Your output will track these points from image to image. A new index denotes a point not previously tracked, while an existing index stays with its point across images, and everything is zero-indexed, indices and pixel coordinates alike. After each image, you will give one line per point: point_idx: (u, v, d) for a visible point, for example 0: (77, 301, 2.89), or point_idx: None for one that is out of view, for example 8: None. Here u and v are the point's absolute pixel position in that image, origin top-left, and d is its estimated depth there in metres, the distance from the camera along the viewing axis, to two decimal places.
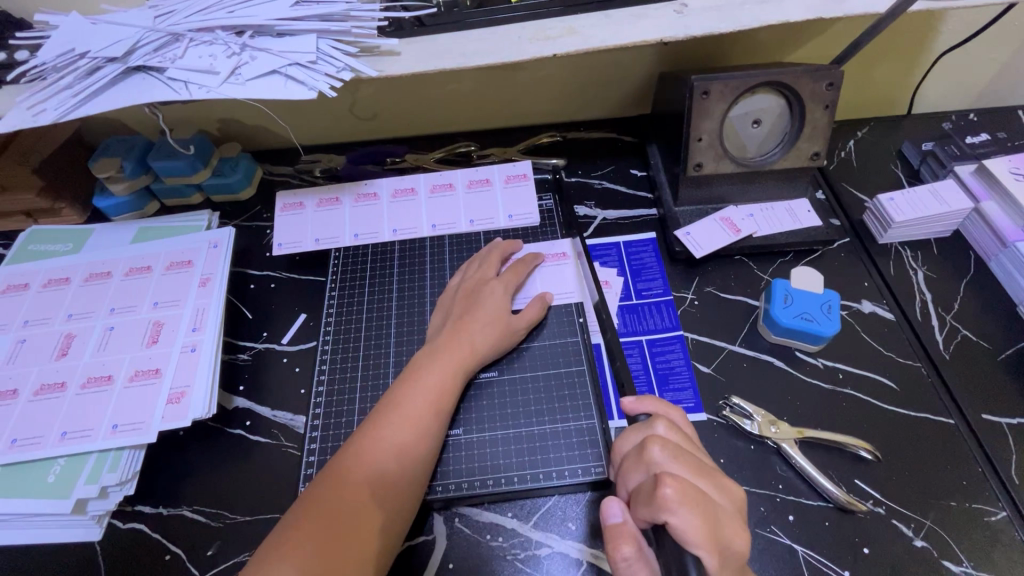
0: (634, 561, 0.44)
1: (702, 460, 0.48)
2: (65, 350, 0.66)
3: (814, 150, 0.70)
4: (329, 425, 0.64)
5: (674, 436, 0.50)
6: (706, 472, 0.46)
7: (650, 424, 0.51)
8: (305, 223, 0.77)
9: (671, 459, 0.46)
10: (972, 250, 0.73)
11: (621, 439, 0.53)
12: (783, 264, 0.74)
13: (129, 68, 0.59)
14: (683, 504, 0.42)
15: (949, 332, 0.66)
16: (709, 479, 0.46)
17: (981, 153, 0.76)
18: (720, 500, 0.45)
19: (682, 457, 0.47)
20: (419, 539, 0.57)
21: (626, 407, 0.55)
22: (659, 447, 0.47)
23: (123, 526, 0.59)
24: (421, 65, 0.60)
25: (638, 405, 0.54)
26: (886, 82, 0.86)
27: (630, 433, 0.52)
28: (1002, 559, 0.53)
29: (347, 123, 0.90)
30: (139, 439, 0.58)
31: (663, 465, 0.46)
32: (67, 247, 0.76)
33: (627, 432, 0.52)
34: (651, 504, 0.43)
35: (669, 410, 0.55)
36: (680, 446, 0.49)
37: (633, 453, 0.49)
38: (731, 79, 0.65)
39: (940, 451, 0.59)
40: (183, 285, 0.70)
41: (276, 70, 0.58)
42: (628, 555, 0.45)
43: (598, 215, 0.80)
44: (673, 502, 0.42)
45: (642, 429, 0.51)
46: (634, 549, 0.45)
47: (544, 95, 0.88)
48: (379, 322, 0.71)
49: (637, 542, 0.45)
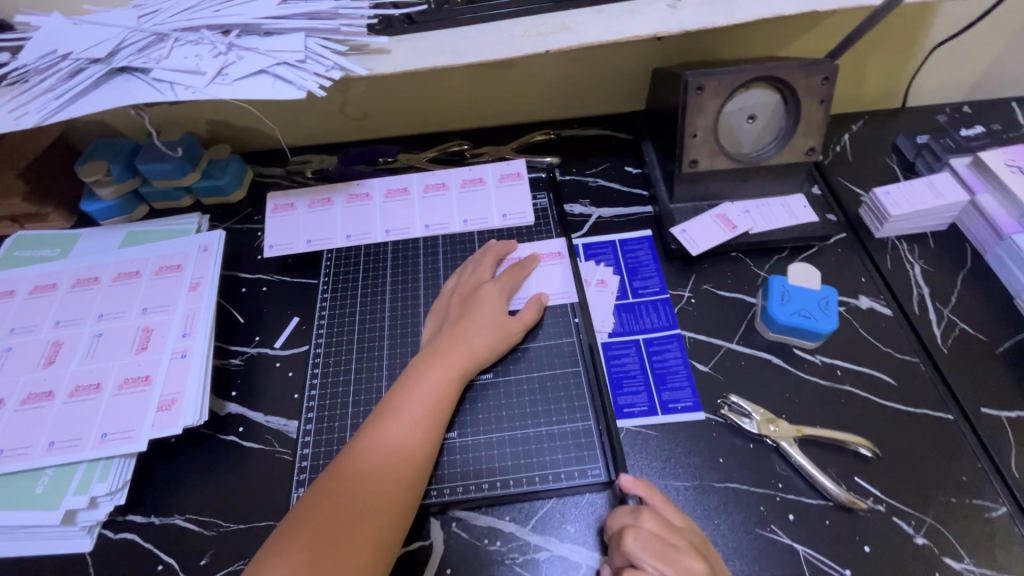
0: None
1: (680, 548, 0.48)
2: (52, 359, 0.64)
3: (810, 144, 0.69)
4: (323, 430, 0.63)
5: (655, 523, 0.50)
6: (677, 564, 0.47)
7: (636, 511, 0.52)
8: (297, 226, 0.76)
9: (641, 553, 0.48)
10: (969, 243, 0.72)
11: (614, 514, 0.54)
12: (779, 260, 0.73)
13: (113, 69, 0.57)
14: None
15: (946, 327, 0.66)
16: (679, 571, 0.46)
17: (977, 145, 0.76)
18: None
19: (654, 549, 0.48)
20: (416, 545, 0.56)
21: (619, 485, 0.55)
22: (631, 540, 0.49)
23: (113, 537, 0.58)
24: (412, 63, 0.59)
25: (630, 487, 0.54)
26: (880, 76, 0.86)
27: (619, 512, 0.53)
28: (1004, 555, 0.52)
29: (338, 122, 0.89)
30: (129, 448, 0.57)
31: (634, 560, 0.48)
32: (53, 253, 0.75)
33: (618, 511, 0.54)
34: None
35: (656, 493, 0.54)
36: (659, 533, 0.50)
37: (615, 537, 0.51)
38: (725, 74, 0.64)
39: (940, 447, 0.58)
40: (172, 290, 0.69)
41: (263, 70, 0.57)
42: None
43: (593, 213, 0.80)
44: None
45: (630, 512, 0.52)
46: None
47: (537, 92, 0.87)
48: (372, 325, 0.70)
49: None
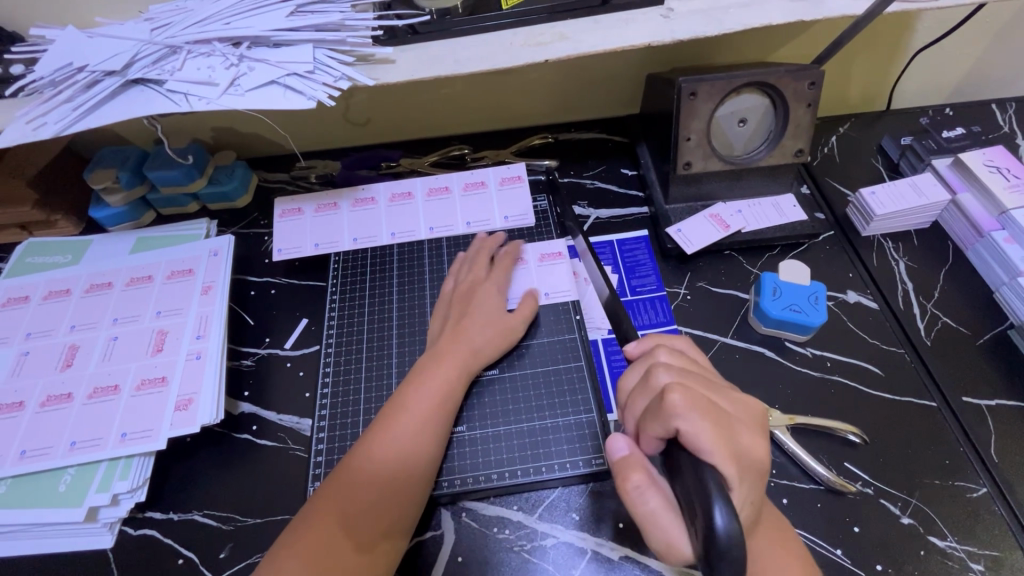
0: (645, 488, 0.44)
1: (713, 383, 0.48)
2: (70, 362, 0.66)
3: (798, 147, 0.73)
4: (336, 426, 0.65)
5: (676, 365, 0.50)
6: (718, 391, 0.47)
7: (654, 356, 0.52)
8: (304, 230, 0.78)
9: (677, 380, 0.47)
10: (950, 240, 0.76)
11: (626, 375, 0.52)
12: (771, 258, 0.76)
13: (127, 81, 0.59)
14: (694, 409, 0.42)
15: (930, 319, 0.69)
16: (722, 396, 0.47)
17: (957, 146, 0.79)
18: (738, 421, 0.45)
19: (690, 378, 0.47)
20: (427, 535, 0.58)
21: (629, 354, 0.54)
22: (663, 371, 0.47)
23: (134, 533, 0.60)
24: (417, 73, 0.62)
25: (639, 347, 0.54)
26: (865, 79, 0.89)
27: (633, 369, 0.52)
28: (984, 533, 0.56)
29: (341, 128, 0.91)
30: (149, 446, 0.59)
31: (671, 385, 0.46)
32: (65, 258, 0.76)
33: (631, 370, 0.52)
34: (659, 411, 0.43)
35: (669, 341, 0.55)
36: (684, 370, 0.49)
37: (641, 380, 0.49)
38: (717, 80, 0.67)
39: (924, 433, 0.61)
40: (184, 293, 0.71)
41: (274, 80, 0.59)
42: (638, 483, 0.44)
43: (591, 214, 0.82)
44: (682, 408, 0.42)
45: (648, 360, 0.52)
46: (644, 477, 0.44)
47: (535, 97, 0.90)
48: (380, 325, 0.73)
49: (648, 471, 0.45)
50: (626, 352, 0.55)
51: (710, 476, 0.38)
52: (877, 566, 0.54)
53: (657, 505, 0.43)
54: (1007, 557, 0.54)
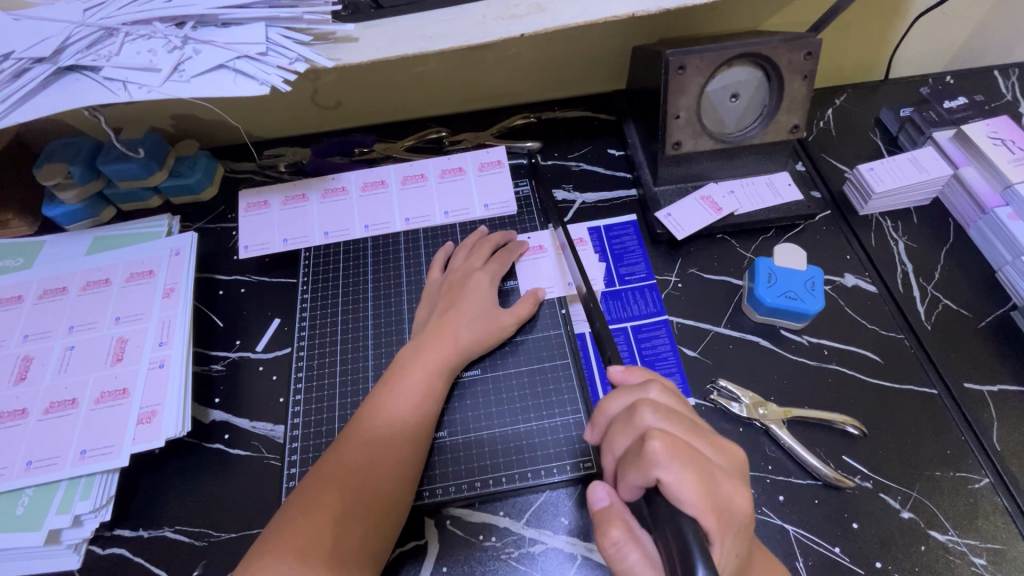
0: (625, 544, 0.41)
1: (699, 424, 0.45)
2: (23, 375, 0.62)
3: (794, 122, 0.68)
4: (310, 435, 0.62)
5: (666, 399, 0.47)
6: (703, 435, 0.44)
7: (643, 386, 0.48)
8: (272, 224, 0.74)
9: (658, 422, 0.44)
10: (952, 217, 0.72)
11: (607, 402, 0.49)
12: (765, 241, 0.73)
13: (60, 68, 0.54)
14: (675, 459, 0.40)
15: (931, 302, 0.66)
16: (705, 441, 0.43)
17: (960, 118, 0.75)
18: (721, 467, 0.42)
19: (675, 418, 0.44)
20: (410, 545, 0.56)
21: (613, 378, 0.51)
22: (644, 412, 0.44)
23: (102, 552, 0.57)
24: (380, 52, 0.57)
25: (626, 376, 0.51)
26: (863, 48, 0.84)
27: (618, 396, 0.49)
28: (986, 525, 0.54)
29: (310, 113, 0.86)
30: (111, 464, 0.56)
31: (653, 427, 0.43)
32: (17, 262, 0.72)
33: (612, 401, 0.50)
34: (640, 459, 0.40)
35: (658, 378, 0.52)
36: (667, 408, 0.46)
37: (622, 417, 0.46)
38: (706, 52, 0.63)
39: (926, 422, 0.59)
40: (145, 297, 0.67)
41: (224, 64, 0.54)
42: (618, 538, 0.41)
43: (576, 198, 0.78)
44: (664, 457, 0.39)
45: (632, 390, 0.48)
46: (624, 531, 0.41)
47: (515, 74, 0.84)
48: (355, 324, 0.69)
49: (628, 523, 0.42)
50: (609, 375, 0.52)
51: (689, 528, 0.37)
52: (877, 564, 0.53)
53: (638, 562, 0.40)
54: (1009, 550, 0.53)
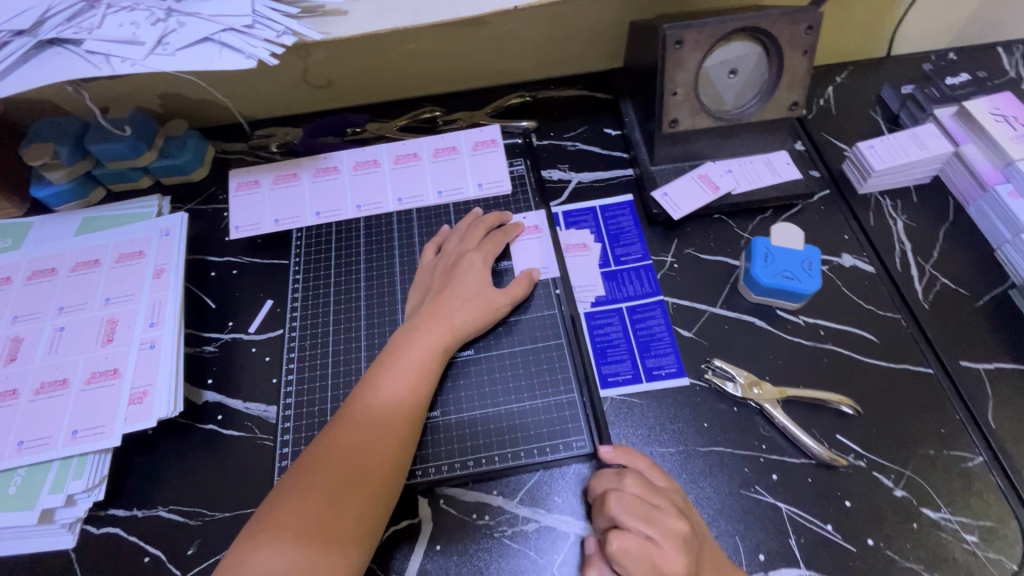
0: None
1: (662, 509, 0.50)
2: (13, 356, 0.62)
3: (793, 99, 0.67)
4: (303, 415, 0.61)
5: (638, 487, 0.51)
6: (661, 524, 0.49)
7: (620, 474, 0.52)
8: (263, 204, 0.73)
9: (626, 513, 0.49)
10: (952, 196, 0.72)
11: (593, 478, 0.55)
12: (763, 220, 0.72)
13: (41, 41, 0.53)
14: (628, 557, 0.47)
15: (928, 281, 0.66)
16: (661, 530, 0.48)
17: (962, 94, 0.74)
18: (672, 553, 0.47)
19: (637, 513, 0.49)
20: (404, 523, 0.56)
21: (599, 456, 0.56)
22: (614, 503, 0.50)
23: (96, 531, 0.57)
24: (369, 25, 0.55)
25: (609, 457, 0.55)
26: (866, 24, 0.82)
27: (599, 477, 0.54)
28: (978, 502, 0.54)
29: (300, 91, 0.84)
30: (102, 444, 0.56)
31: (618, 521, 0.49)
32: (7, 243, 0.71)
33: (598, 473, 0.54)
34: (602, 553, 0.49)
35: (635, 457, 0.54)
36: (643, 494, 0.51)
37: (597, 501, 0.52)
38: (704, 26, 0.61)
39: (921, 401, 0.59)
40: (135, 278, 0.66)
41: (208, 37, 0.53)
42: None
43: (572, 178, 0.77)
44: (618, 556, 0.48)
45: (611, 476, 0.53)
46: None
47: (511, 51, 0.83)
48: (347, 305, 0.68)
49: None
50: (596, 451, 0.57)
51: None
52: (869, 541, 0.53)
53: None
54: (1001, 527, 0.53)
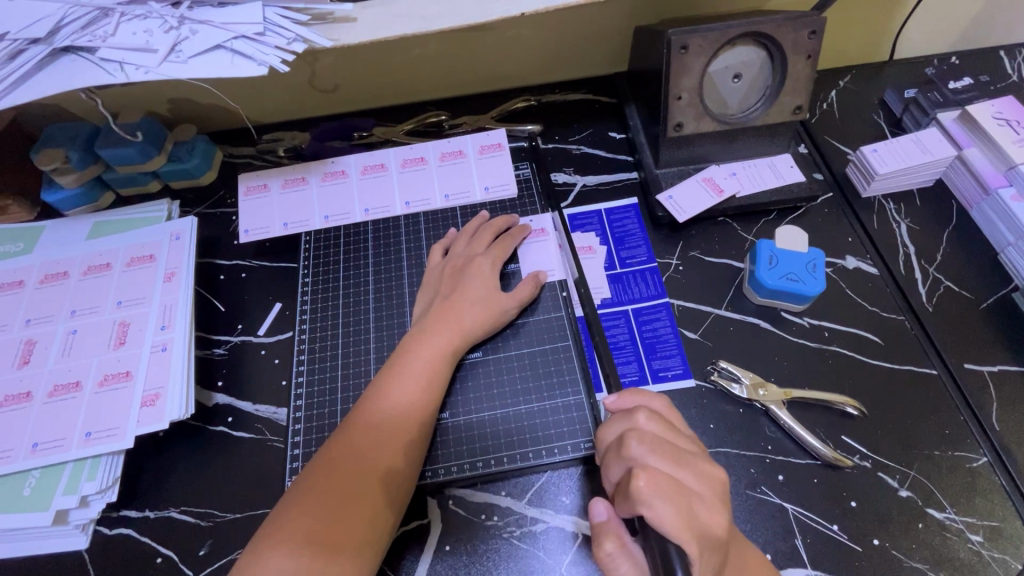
0: (617, 556, 0.46)
1: (687, 452, 0.47)
2: (27, 359, 0.62)
3: (797, 103, 0.68)
4: (313, 417, 0.62)
5: (656, 426, 0.49)
6: (687, 464, 0.46)
7: (635, 415, 0.50)
8: (272, 207, 0.74)
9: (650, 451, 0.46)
10: (955, 198, 0.72)
11: (604, 427, 0.51)
12: (767, 223, 0.72)
13: (56, 49, 0.53)
14: (657, 495, 0.42)
15: (932, 283, 0.66)
16: (689, 469, 0.46)
17: (964, 98, 0.74)
18: (701, 493, 0.44)
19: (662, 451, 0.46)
20: (413, 524, 0.56)
21: (609, 406, 0.53)
22: (636, 441, 0.46)
23: (109, 532, 0.58)
24: (379, 32, 0.56)
25: (619, 402, 0.53)
26: (868, 28, 0.83)
27: (612, 421, 0.51)
28: (982, 503, 0.54)
29: (308, 96, 0.85)
30: (116, 446, 0.57)
31: (641, 461, 0.45)
32: (19, 247, 0.72)
33: (609, 420, 0.51)
34: (626, 495, 0.43)
35: (649, 398, 0.53)
36: (661, 436, 0.48)
37: (614, 446, 0.48)
38: (709, 32, 0.62)
39: (926, 403, 0.59)
40: (146, 281, 0.67)
41: (220, 44, 0.54)
42: (611, 550, 0.46)
43: (577, 181, 0.78)
44: (647, 495, 0.42)
45: (627, 419, 0.50)
46: (616, 545, 0.46)
47: (516, 56, 0.83)
48: (356, 307, 0.69)
49: (620, 538, 0.47)
50: (606, 405, 0.54)
51: (676, 557, 0.39)
52: (875, 541, 0.53)
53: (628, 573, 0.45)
54: (1006, 527, 0.53)
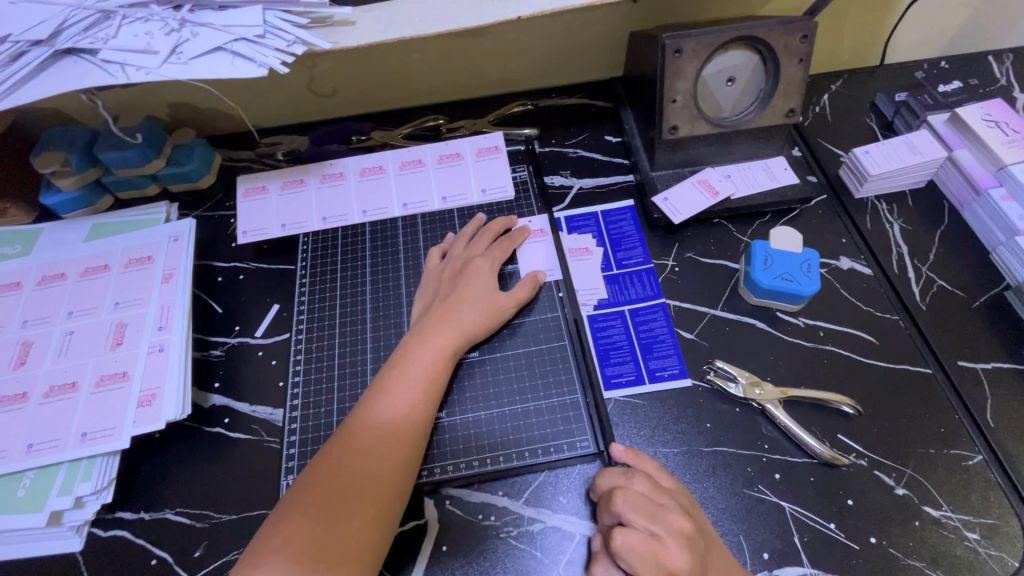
0: None
1: (667, 506, 0.50)
2: (23, 360, 0.62)
3: (790, 106, 0.68)
4: (309, 417, 0.62)
5: (645, 484, 0.52)
6: (665, 520, 0.49)
7: (627, 473, 0.53)
8: (271, 210, 0.74)
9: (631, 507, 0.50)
10: (946, 200, 0.73)
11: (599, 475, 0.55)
12: (761, 224, 0.73)
13: (57, 51, 0.54)
14: (632, 553, 0.47)
15: (925, 283, 0.67)
16: (663, 524, 0.48)
17: (955, 101, 0.76)
18: (673, 546, 0.47)
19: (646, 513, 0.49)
20: (410, 524, 0.56)
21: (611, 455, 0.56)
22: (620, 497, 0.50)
23: (103, 534, 0.57)
24: (377, 35, 0.57)
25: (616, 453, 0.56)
26: (859, 34, 0.84)
27: (608, 471, 0.54)
28: (979, 501, 0.54)
29: (306, 100, 0.86)
30: (111, 446, 0.56)
31: (623, 517, 0.49)
32: (15, 249, 0.72)
33: (607, 469, 0.55)
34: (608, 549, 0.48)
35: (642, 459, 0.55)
36: (647, 491, 0.51)
37: (603, 498, 0.53)
38: (702, 36, 0.63)
39: (920, 400, 0.60)
40: (143, 283, 0.67)
41: (220, 47, 0.54)
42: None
43: (574, 184, 0.78)
44: (623, 551, 0.47)
45: (620, 473, 0.54)
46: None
47: (513, 60, 0.84)
48: (354, 307, 0.69)
49: (607, 574, 0.51)
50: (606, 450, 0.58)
51: None
52: (872, 539, 0.53)
53: None
54: (1003, 524, 0.53)
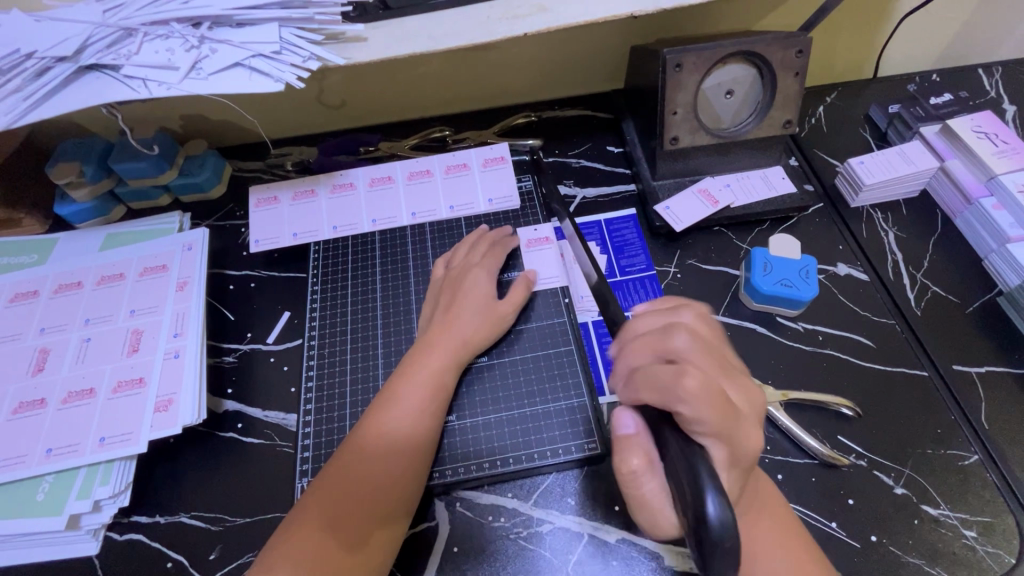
0: (641, 473, 0.42)
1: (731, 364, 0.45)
2: (41, 366, 0.64)
3: (787, 117, 0.71)
4: (322, 421, 0.63)
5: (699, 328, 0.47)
6: (731, 376, 0.43)
7: (671, 317, 0.47)
8: (282, 219, 0.76)
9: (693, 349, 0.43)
10: (939, 208, 0.75)
11: (635, 318, 0.49)
12: (760, 232, 0.75)
13: (81, 67, 0.56)
14: (704, 395, 0.39)
15: (920, 289, 0.69)
16: (736, 383, 0.43)
17: (945, 113, 0.78)
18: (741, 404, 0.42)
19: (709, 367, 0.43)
20: (422, 526, 0.58)
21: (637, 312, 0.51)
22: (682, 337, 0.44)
23: (119, 538, 0.58)
24: (388, 51, 0.59)
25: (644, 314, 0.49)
26: (852, 47, 0.87)
27: (649, 315, 0.48)
28: (975, 499, 0.56)
29: (315, 112, 0.88)
30: (129, 450, 0.58)
31: (682, 357, 0.43)
32: (31, 259, 0.73)
33: (645, 313, 0.48)
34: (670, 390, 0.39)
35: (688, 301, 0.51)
36: (704, 338, 0.46)
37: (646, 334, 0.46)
38: (702, 50, 0.65)
39: (917, 402, 0.61)
40: (158, 291, 0.69)
41: (238, 63, 0.56)
42: (636, 468, 0.42)
43: (578, 194, 0.81)
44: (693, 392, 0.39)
45: (661, 317, 0.48)
46: (643, 462, 0.42)
47: (517, 73, 0.87)
48: (364, 314, 0.71)
49: (649, 453, 0.43)
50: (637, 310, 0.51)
51: (702, 466, 0.36)
52: (872, 537, 0.55)
53: (652, 491, 0.42)
54: (998, 522, 0.55)
